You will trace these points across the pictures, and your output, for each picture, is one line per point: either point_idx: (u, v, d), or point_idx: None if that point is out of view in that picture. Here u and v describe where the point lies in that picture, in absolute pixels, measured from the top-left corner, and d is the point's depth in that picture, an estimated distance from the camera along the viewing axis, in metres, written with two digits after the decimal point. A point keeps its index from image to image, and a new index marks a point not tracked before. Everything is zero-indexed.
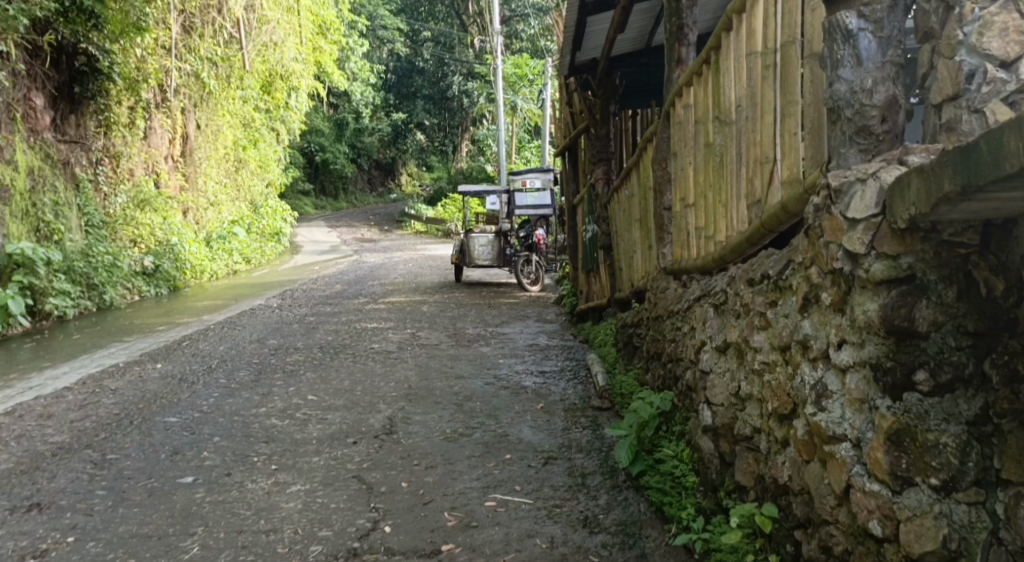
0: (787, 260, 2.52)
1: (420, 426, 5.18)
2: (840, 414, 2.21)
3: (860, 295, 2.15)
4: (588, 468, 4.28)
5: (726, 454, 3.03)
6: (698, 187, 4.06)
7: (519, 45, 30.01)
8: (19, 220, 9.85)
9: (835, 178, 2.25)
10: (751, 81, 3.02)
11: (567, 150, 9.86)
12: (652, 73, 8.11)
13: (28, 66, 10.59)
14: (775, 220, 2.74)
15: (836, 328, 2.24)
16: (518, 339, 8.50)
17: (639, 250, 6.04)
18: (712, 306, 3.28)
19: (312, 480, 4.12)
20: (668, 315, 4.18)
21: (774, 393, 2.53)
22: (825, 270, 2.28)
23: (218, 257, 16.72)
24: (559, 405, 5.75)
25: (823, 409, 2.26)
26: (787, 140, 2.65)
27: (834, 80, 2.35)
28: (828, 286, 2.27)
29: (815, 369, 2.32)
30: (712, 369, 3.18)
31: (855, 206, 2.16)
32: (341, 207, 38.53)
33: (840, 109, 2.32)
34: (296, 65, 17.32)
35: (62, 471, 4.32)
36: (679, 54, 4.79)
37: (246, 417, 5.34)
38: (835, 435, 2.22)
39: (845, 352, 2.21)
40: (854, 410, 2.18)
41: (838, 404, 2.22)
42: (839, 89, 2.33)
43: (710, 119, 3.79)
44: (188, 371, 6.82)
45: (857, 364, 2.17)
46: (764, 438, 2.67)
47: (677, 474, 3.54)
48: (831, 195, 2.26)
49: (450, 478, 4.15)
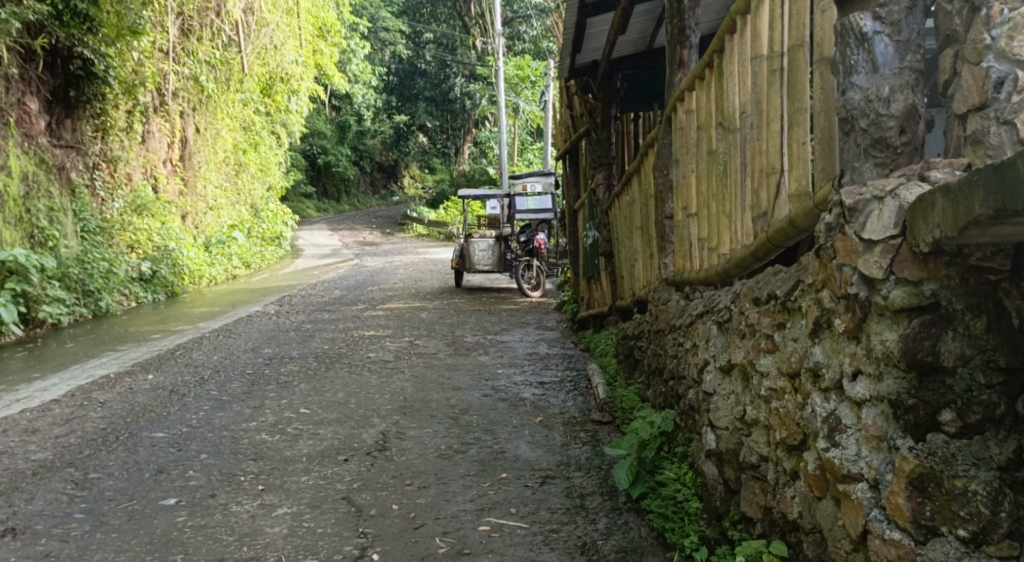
0: (795, 280, 2.35)
1: (414, 441, 5.02)
2: (857, 451, 2.05)
3: (877, 324, 1.98)
4: (587, 488, 4.12)
5: (731, 481, 2.87)
6: (701, 196, 3.89)
7: (521, 46, 29.87)
8: (13, 226, 9.64)
9: (849, 195, 2.09)
10: (756, 87, 2.86)
11: (567, 154, 9.69)
12: (654, 75, 7.95)
13: (22, 71, 10.43)
14: (782, 235, 2.58)
15: (851, 357, 2.08)
16: (518, 348, 8.34)
17: (641, 258, 5.88)
18: (715, 323, 3.11)
19: (300, 501, 3.96)
20: (670, 329, 4.02)
21: (782, 423, 2.36)
22: (837, 294, 2.11)
23: (217, 262, 16.57)
24: (558, 418, 5.59)
25: (836, 445, 2.10)
26: (794, 150, 2.49)
27: (846, 88, 2.19)
28: (841, 310, 2.10)
29: (827, 401, 2.16)
30: (716, 391, 3.02)
31: (872, 225, 1.99)
32: (343, 210, 38.40)
33: (854, 119, 2.17)
34: (296, 67, 17.18)
35: (41, 492, 4.15)
36: (680, 56, 4.62)
37: (236, 432, 5.17)
38: (850, 474, 2.06)
39: (861, 385, 2.05)
40: (872, 449, 2.01)
41: (854, 441, 2.06)
42: (853, 97, 2.17)
43: (713, 126, 3.63)
44: (180, 382, 6.60)
45: (874, 398, 2.01)
46: (772, 468, 2.50)
47: (679, 498, 3.38)
48: (844, 212, 2.10)
49: (443, 500, 3.99)
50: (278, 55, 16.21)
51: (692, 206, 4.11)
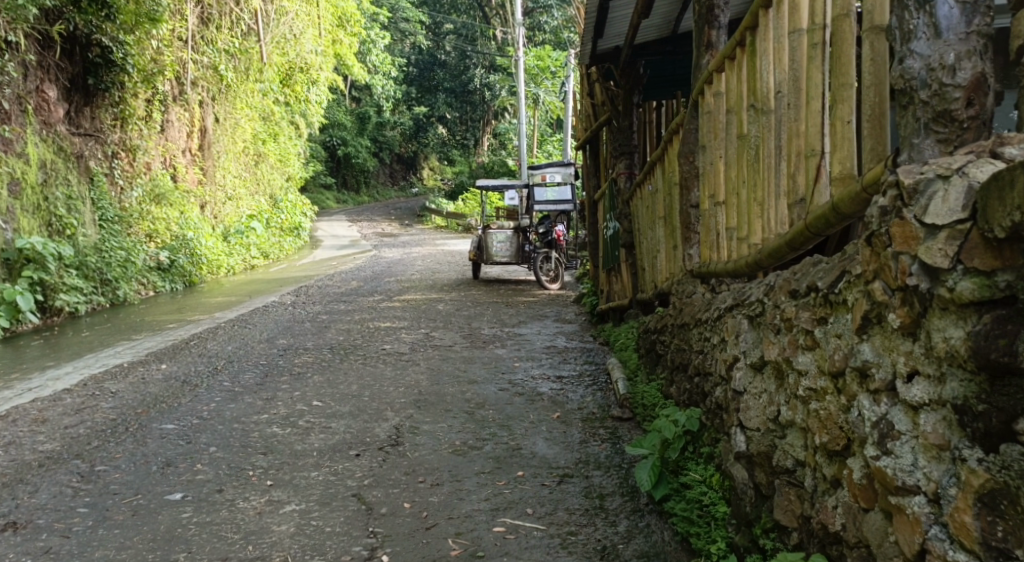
0: (841, 271, 2.14)
1: (429, 437, 4.85)
2: (913, 461, 1.86)
3: (940, 319, 1.78)
4: (607, 489, 3.94)
5: (762, 486, 2.69)
6: (730, 183, 3.69)
7: (542, 37, 29.61)
8: (30, 214, 9.53)
9: (909, 175, 1.89)
10: (794, 63, 2.66)
11: (587, 144, 9.48)
12: (678, 62, 7.74)
13: (40, 57, 10.33)
14: (822, 222, 2.39)
15: (907, 356, 1.88)
16: (535, 341, 8.16)
17: (663, 250, 5.69)
18: (745, 317, 2.93)
19: (309, 498, 3.81)
20: (694, 323, 3.84)
21: (823, 426, 2.18)
22: (893, 286, 1.90)
23: (235, 252, 16.46)
24: (576, 414, 5.42)
25: (889, 453, 1.91)
26: (836, 128, 2.30)
27: (905, 56, 2.06)
28: (895, 304, 1.90)
29: (877, 404, 1.97)
30: (747, 389, 2.84)
31: (935, 209, 1.79)
32: (362, 201, 38.29)
33: (914, 90, 2.04)
34: (315, 57, 17.04)
35: (46, 485, 3.95)
36: (708, 37, 4.42)
37: (247, 424, 5.00)
38: (905, 485, 1.87)
39: (918, 388, 1.85)
40: (931, 459, 1.82)
41: (909, 449, 1.86)
42: (912, 66, 2.05)
43: (743, 108, 3.44)
44: (193, 372, 6.41)
45: (934, 402, 1.81)
46: (809, 474, 2.32)
47: (705, 502, 3.20)
48: (902, 196, 1.91)
49: (456, 498, 3.82)
50: (296, 44, 16.10)
51: (719, 194, 3.92)
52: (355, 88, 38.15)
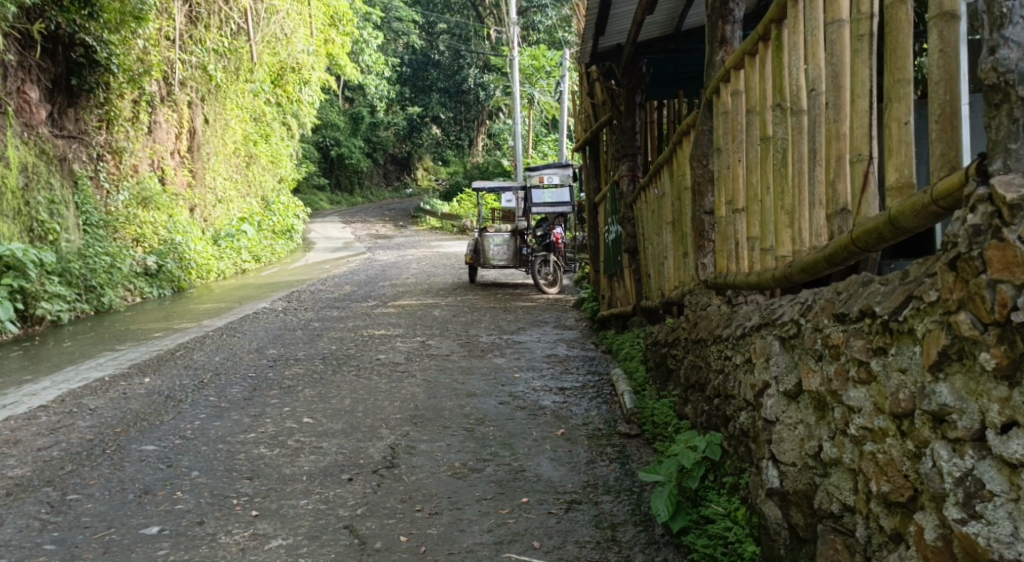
0: (906, 294, 1.79)
1: (427, 458, 4.56)
2: (1012, 530, 1.48)
3: None
4: (618, 517, 3.66)
5: (800, 527, 2.43)
6: (751, 188, 3.43)
7: (536, 37, 29.35)
8: (11, 219, 9.21)
9: (1006, 186, 1.48)
10: (832, 58, 2.40)
11: (587, 145, 9.18)
12: (683, 59, 7.44)
13: (20, 58, 10.02)
14: (871, 237, 2.12)
15: (1000, 404, 1.50)
16: (536, 349, 7.88)
17: (672, 257, 5.42)
18: (777, 338, 2.66)
19: (297, 531, 3.52)
20: (712, 340, 3.58)
21: (882, 473, 1.87)
22: (987, 321, 1.50)
23: (226, 256, 16.16)
24: (582, 431, 5.14)
25: (979, 518, 1.54)
26: (891, 130, 2.03)
27: (996, 45, 1.67)
28: (987, 339, 1.50)
29: (957, 456, 1.60)
30: (780, 419, 2.57)
31: None
32: (356, 202, 38.02)
33: (1011, 86, 1.64)
34: (306, 57, 16.75)
35: (12, 517, 3.66)
36: (722, 33, 4.15)
37: (233, 445, 4.70)
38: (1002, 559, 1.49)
39: (1019, 443, 1.46)
40: None
41: (1005, 514, 1.49)
42: (1007, 58, 1.65)
43: (767, 109, 3.20)
44: (178, 387, 6.11)
45: None
46: (862, 523, 2.04)
47: (728, 538, 2.91)
48: (997, 209, 1.50)
49: (456, 531, 3.54)
50: (287, 44, 15.82)
51: (738, 200, 3.66)
52: (348, 88, 37.86)
